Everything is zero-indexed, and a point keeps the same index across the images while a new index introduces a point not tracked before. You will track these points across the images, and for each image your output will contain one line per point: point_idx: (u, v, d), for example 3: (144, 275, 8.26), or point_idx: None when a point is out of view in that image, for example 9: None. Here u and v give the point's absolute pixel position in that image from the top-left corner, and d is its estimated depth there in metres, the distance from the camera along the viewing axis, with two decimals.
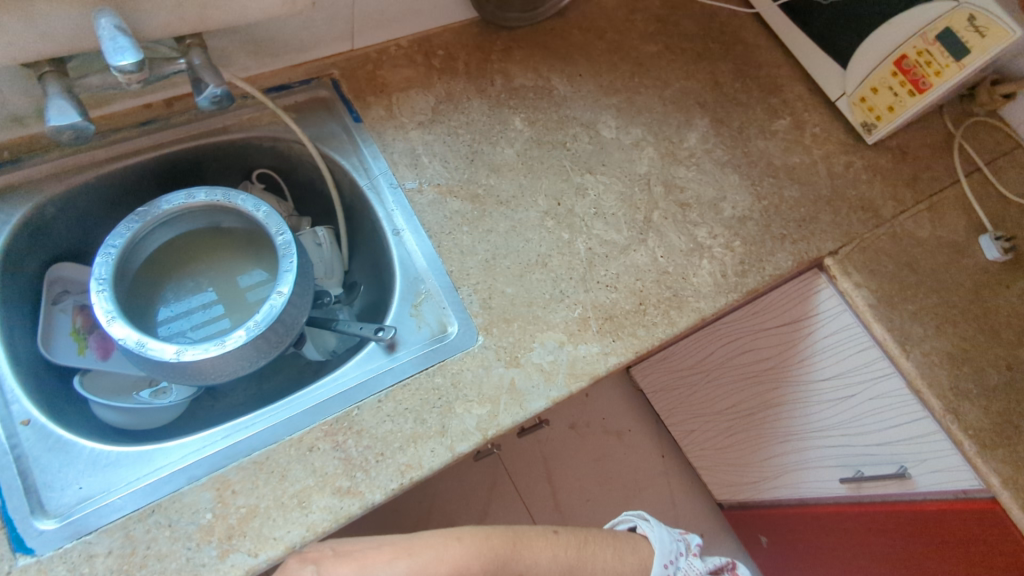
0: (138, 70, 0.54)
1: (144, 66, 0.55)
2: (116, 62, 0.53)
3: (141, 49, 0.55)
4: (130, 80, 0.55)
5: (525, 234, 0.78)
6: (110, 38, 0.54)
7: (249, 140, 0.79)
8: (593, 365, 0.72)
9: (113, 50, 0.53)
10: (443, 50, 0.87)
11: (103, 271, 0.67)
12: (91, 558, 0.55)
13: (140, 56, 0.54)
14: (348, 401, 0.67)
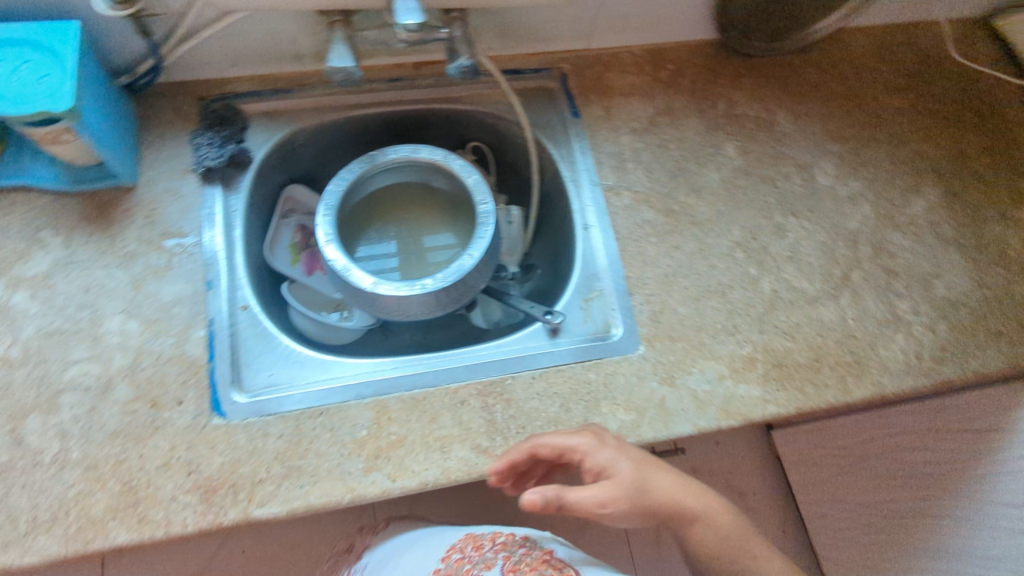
0: (417, 28, 0.61)
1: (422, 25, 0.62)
2: (404, 20, 0.60)
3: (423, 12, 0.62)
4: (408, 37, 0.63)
5: (711, 260, 0.77)
6: None
7: (475, 113, 0.84)
8: (749, 407, 0.70)
9: (403, 10, 0.61)
10: (673, 64, 0.87)
11: (330, 199, 0.75)
12: (265, 436, 0.63)
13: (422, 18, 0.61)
14: (506, 370, 0.70)
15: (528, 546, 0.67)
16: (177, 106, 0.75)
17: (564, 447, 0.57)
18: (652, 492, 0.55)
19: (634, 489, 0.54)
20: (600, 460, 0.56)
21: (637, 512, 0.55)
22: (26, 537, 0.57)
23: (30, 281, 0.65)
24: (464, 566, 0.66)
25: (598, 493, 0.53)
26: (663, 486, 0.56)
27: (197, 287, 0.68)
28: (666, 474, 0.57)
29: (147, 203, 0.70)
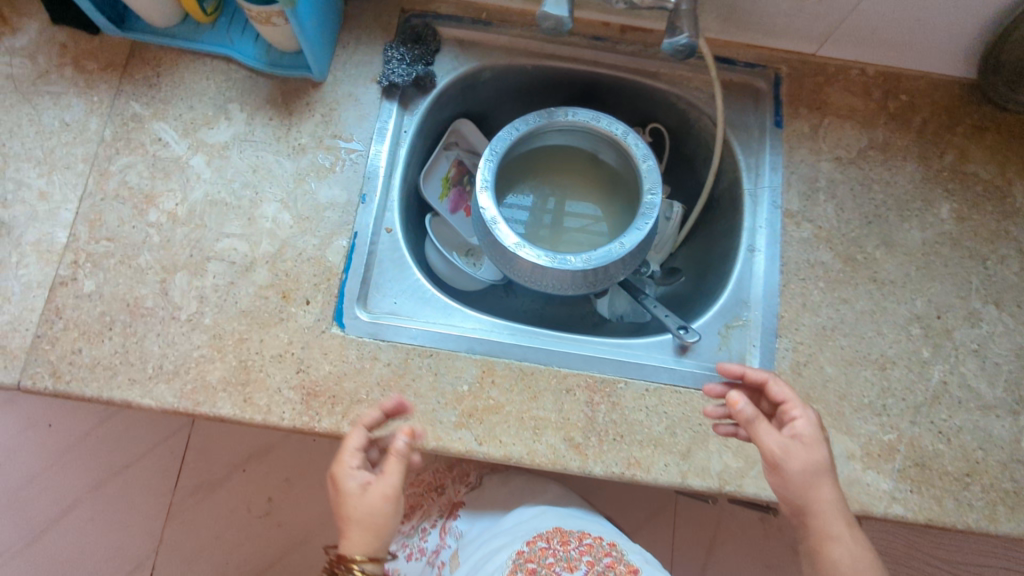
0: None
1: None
2: None
3: None
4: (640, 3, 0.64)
5: (880, 326, 0.68)
6: None
7: (669, 94, 0.76)
8: (872, 500, 0.63)
9: None
10: (907, 95, 0.75)
11: (499, 146, 0.71)
12: (374, 359, 0.64)
13: None
14: (622, 372, 0.66)
15: (610, 558, 0.69)
16: (379, 13, 0.74)
17: (788, 405, 0.58)
18: (812, 489, 0.54)
19: (808, 469, 0.54)
20: (805, 434, 0.56)
21: (790, 491, 0.54)
22: (149, 380, 0.62)
23: (209, 148, 0.68)
24: (547, 557, 0.67)
25: (776, 446, 0.55)
26: (823, 495, 0.54)
27: (351, 197, 0.68)
28: (835, 491, 0.54)
29: (328, 102, 0.70)
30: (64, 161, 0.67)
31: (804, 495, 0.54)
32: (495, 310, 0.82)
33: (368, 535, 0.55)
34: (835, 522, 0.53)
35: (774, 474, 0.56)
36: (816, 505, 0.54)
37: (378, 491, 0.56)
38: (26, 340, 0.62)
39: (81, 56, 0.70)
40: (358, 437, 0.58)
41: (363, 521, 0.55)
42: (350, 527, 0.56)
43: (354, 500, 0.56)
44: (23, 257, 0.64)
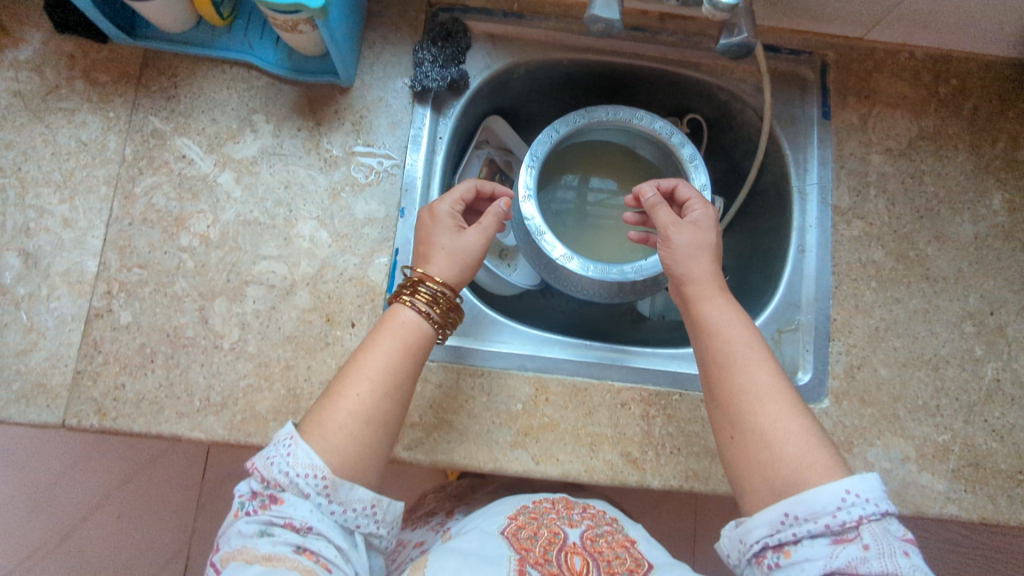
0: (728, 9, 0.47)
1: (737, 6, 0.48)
2: None
3: None
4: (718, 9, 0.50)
5: (933, 325, 0.67)
6: None
7: (712, 86, 0.73)
8: (927, 501, 0.63)
9: None
10: (957, 80, 0.72)
11: (538, 149, 0.67)
12: (425, 381, 0.62)
13: None
14: (675, 383, 0.65)
15: (608, 527, 0.66)
16: (404, 9, 0.69)
17: (689, 203, 0.58)
18: (691, 259, 0.54)
19: (687, 240, 0.55)
20: (699, 221, 0.56)
21: (673, 263, 0.55)
22: (198, 413, 0.60)
23: (238, 163, 0.65)
24: (548, 512, 0.66)
25: (668, 222, 0.55)
26: (701, 265, 0.54)
27: (390, 211, 0.65)
28: (714, 267, 0.55)
29: (357, 109, 0.67)
30: (86, 185, 0.63)
31: (684, 264, 0.54)
32: (533, 313, 0.80)
33: (451, 264, 0.58)
34: (708, 287, 0.53)
35: (662, 252, 0.56)
36: (693, 271, 0.54)
37: (471, 234, 0.59)
38: (66, 377, 0.60)
39: (91, 68, 0.65)
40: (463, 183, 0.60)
41: (450, 252, 0.58)
42: (437, 252, 0.58)
43: (446, 234, 0.59)
44: (53, 288, 0.61)
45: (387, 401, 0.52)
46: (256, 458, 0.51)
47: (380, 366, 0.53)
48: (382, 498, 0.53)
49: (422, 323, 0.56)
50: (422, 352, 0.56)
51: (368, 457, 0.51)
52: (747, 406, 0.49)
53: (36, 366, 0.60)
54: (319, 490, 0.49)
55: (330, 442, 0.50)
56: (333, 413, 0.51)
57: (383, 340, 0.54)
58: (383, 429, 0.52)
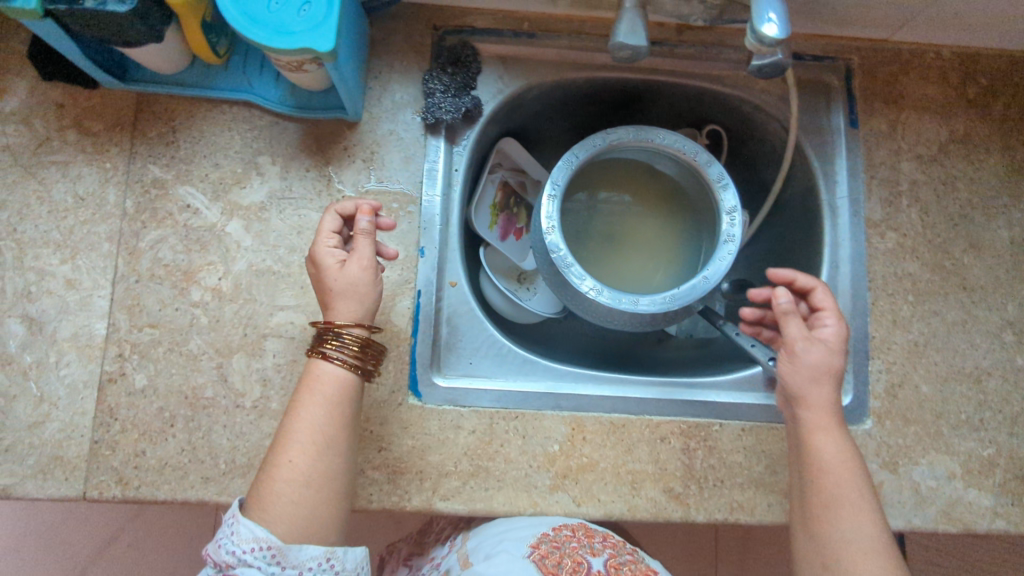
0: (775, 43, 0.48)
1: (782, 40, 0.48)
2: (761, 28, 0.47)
3: (788, 20, 0.47)
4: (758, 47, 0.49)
5: (971, 336, 0.65)
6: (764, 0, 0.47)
7: (733, 98, 0.70)
8: (975, 517, 0.62)
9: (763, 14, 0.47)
10: (985, 80, 0.69)
11: (560, 177, 0.65)
12: (458, 429, 0.60)
13: (784, 25, 0.47)
14: (714, 414, 0.63)
15: (635, 557, 0.58)
16: (410, 34, 0.66)
17: (821, 314, 0.56)
18: (816, 383, 0.53)
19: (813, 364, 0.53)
20: (828, 339, 0.55)
21: (795, 380, 0.54)
22: (223, 477, 0.57)
23: (246, 211, 0.62)
24: (570, 542, 0.56)
25: (798, 336, 0.54)
26: (823, 392, 0.53)
27: (409, 251, 0.62)
28: (836, 396, 0.53)
29: (367, 145, 0.63)
30: (87, 242, 0.60)
31: (806, 385, 0.53)
32: (555, 338, 0.78)
33: (352, 304, 0.51)
34: (826, 418, 0.53)
35: (784, 363, 0.54)
36: (812, 397, 0.53)
37: (348, 269, 0.51)
38: (83, 447, 0.57)
39: (82, 116, 0.62)
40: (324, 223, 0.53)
41: (345, 294, 0.51)
42: (334, 300, 0.52)
43: (329, 279, 0.51)
44: (61, 355, 0.58)
45: (326, 458, 0.49)
46: (207, 546, 0.48)
47: (314, 426, 0.49)
48: (341, 548, 0.49)
49: (343, 371, 0.51)
50: (352, 394, 0.51)
51: (321, 517, 0.48)
52: (844, 555, 0.49)
53: (50, 438, 0.57)
54: (268, 560, 0.46)
55: (272, 512, 0.47)
56: (272, 482, 0.47)
57: (311, 397, 0.50)
58: (329, 486, 0.49)
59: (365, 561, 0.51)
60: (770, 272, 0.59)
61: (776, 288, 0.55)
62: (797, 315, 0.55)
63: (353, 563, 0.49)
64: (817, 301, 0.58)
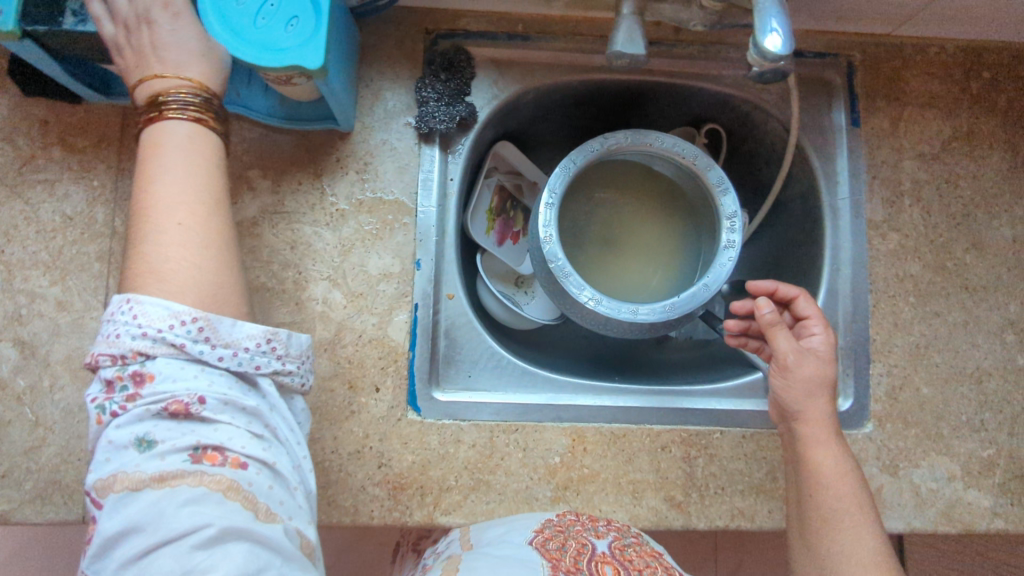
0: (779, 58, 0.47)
1: (788, 55, 0.47)
2: (762, 42, 0.47)
3: (793, 36, 0.47)
4: (759, 64, 0.49)
5: (973, 337, 0.65)
6: (765, 13, 0.47)
7: (733, 97, 0.69)
8: (974, 518, 0.62)
9: (764, 28, 0.47)
10: (990, 74, 0.68)
11: (557, 184, 0.63)
12: (458, 443, 0.60)
13: (788, 41, 0.47)
14: (715, 421, 0.63)
15: (640, 540, 0.56)
16: (401, 39, 0.64)
17: (809, 322, 0.58)
18: (811, 397, 0.54)
19: (810, 382, 0.54)
20: (818, 350, 0.56)
21: (790, 395, 0.55)
22: None
23: (237, 226, 0.60)
24: (574, 525, 0.56)
25: (790, 350, 0.54)
26: (819, 406, 0.54)
27: (406, 265, 0.62)
28: (831, 408, 0.54)
29: (360, 156, 0.62)
30: (77, 263, 0.59)
31: (803, 401, 0.54)
32: (554, 343, 0.77)
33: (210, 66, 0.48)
34: (824, 433, 0.54)
35: (778, 378, 0.55)
36: (810, 413, 0.54)
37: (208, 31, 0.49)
38: (80, 471, 0.57)
39: (67, 132, 0.60)
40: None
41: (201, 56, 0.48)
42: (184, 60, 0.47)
43: (184, 33, 0.48)
44: (55, 378, 0.58)
45: (221, 225, 0.45)
46: (97, 345, 0.40)
47: (203, 187, 0.45)
48: (281, 332, 0.46)
49: (200, 126, 0.46)
50: (223, 158, 0.48)
51: (222, 285, 0.43)
52: (843, 567, 0.50)
53: (47, 462, 0.57)
54: (195, 338, 0.41)
55: (175, 281, 0.41)
56: (158, 246, 0.42)
57: (191, 155, 0.45)
58: (227, 249, 0.45)
59: (306, 350, 0.49)
60: (750, 283, 0.61)
61: (758, 299, 0.55)
62: (784, 327, 0.56)
63: (294, 350, 0.47)
64: (801, 310, 0.59)
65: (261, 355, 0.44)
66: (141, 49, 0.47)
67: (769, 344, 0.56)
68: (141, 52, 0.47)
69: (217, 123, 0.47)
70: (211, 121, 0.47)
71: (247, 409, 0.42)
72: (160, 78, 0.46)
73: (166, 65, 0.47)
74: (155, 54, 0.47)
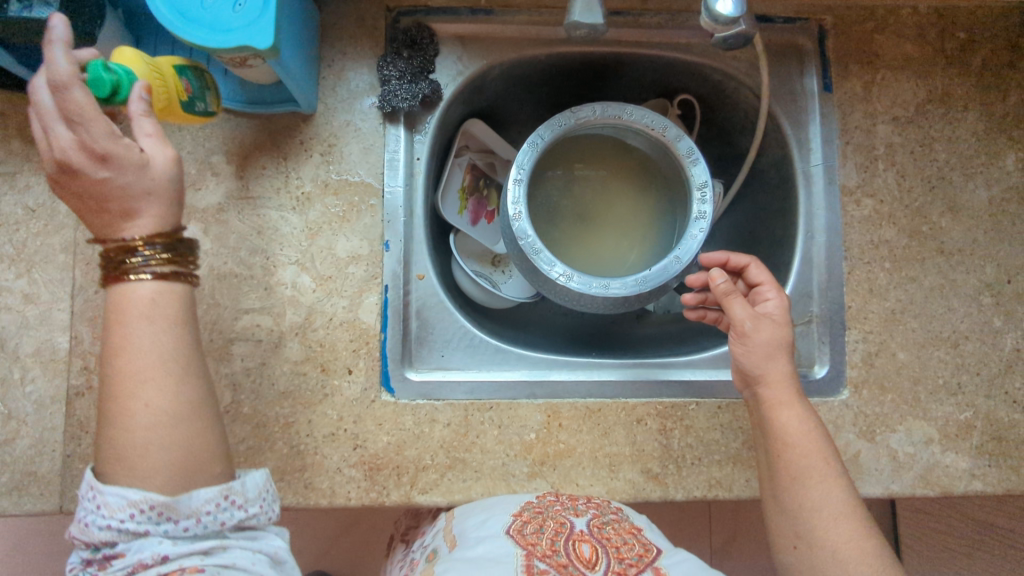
0: (732, 21, 0.49)
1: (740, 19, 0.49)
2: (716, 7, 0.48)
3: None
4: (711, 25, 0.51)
5: (949, 300, 0.65)
6: None
7: (703, 66, 0.68)
8: (952, 480, 0.62)
9: None
10: (965, 33, 0.67)
11: (525, 160, 0.63)
12: (433, 422, 0.60)
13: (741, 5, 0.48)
14: (691, 392, 0.63)
15: (619, 516, 0.56)
16: (362, 16, 0.63)
17: (763, 288, 0.58)
18: (770, 359, 0.54)
19: (769, 348, 0.54)
20: (774, 315, 0.56)
21: (751, 360, 0.55)
22: None
23: (202, 213, 0.60)
24: (553, 505, 0.55)
25: (746, 317, 0.55)
26: (779, 367, 0.54)
27: (374, 246, 0.61)
28: (790, 367, 0.55)
29: (324, 137, 0.61)
30: (42, 255, 0.59)
31: (763, 363, 0.54)
32: (531, 321, 0.77)
33: (162, 210, 0.45)
34: (787, 393, 0.54)
35: (738, 345, 0.56)
36: (771, 373, 0.54)
37: (151, 155, 0.44)
38: (55, 463, 0.57)
39: (25, 123, 0.60)
40: (76, 99, 0.40)
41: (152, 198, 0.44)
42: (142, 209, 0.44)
43: (126, 178, 0.43)
44: (25, 371, 0.57)
45: (185, 385, 0.45)
46: (73, 527, 0.44)
47: (166, 352, 0.45)
48: (236, 482, 0.46)
49: (164, 290, 0.45)
50: (191, 317, 0.47)
51: (198, 455, 0.45)
52: (816, 522, 0.50)
53: (22, 454, 0.57)
54: (157, 519, 0.43)
55: (142, 467, 0.43)
56: (130, 434, 0.43)
57: (157, 330, 0.45)
58: (195, 421, 0.45)
59: (268, 487, 0.49)
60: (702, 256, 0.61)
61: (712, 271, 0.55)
62: (739, 295, 0.56)
63: (254, 492, 0.47)
64: (753, 277, 0.59)
65: (223, 513, 0.45)
66: (87, 201, 0.43)
67: (727, 313, 0.56)
68: (82, 202, 0.43)
69: (183, 266, 0.46)
70: (182, 275, 0.46)
71: (207, 549, 0.44)
72: (108, 238, 0.44)
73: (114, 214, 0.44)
74: (97, 200, 0.43)
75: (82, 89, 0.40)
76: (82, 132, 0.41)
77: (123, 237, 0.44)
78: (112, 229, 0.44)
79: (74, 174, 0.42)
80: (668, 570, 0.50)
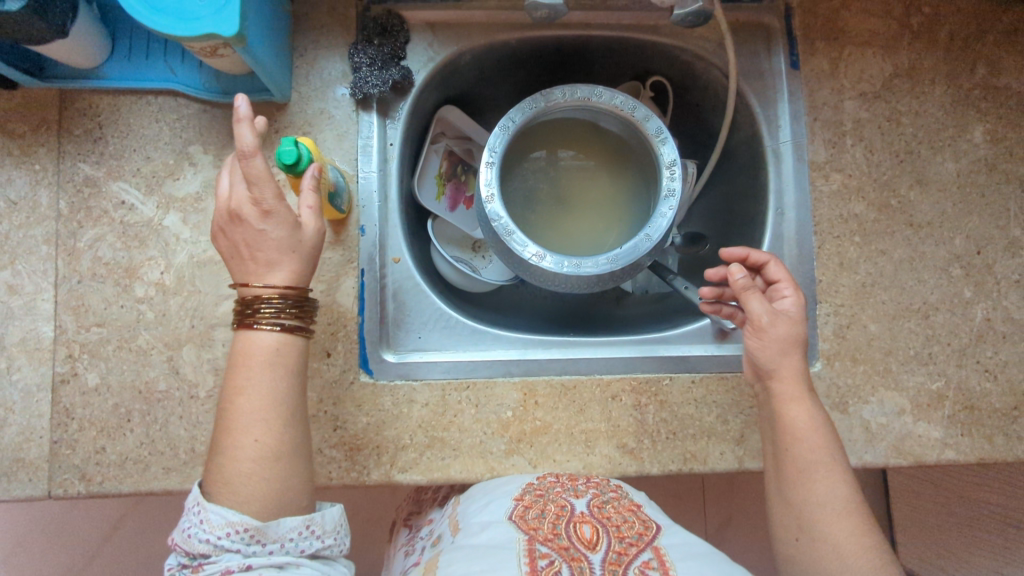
0: None
1: None
2: None
3: None
4: None
5: (919, 272, 0.66)
6: None
7: (672, 46, 0.69)
8: (925, 450, 0.63)
9: None
10: (931, 8, 0.68)
11: (496, 143, 0.64)
12: (411, 402, 0.61)
13: None
14: (666, 368, 0.65)
15: (619, 494, 0.56)
16: (333, 6, 0.64)
17: (781, 285, 0.57)
18: (784, 356, 0.54)
19: (784, 345, 0.54)
20: (791, 313, 0.56)
21: (765, 354, 0.55)
22: (185, 465, 0.58)
23: (181, 203, 0.61)
24: (554, 487, 0.55)
25: (762, 313, 0.54)
26: (793, 363, 0.54)
27: (349, 230, 0.62)
28: (804, 363, 0.55)
29: (298, 125, 0.62)
30: (25, 247, 0.60)
31: (776, 359, 0.54)
32: (511, 304, 0.78)
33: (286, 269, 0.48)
34: (798, 390, 0.54)
35: (753, 339, 0.55)
36: (784, 368, 0.54)
37: (303, 220, 0.49)
38: (43, 449, 0.58)
39: (6, 118, 0.61)
40: (256, 165, 0.45)
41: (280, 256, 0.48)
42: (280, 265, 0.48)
43: (276, 233, 0.47)
44: (11, 360, 0.59)
45: (290, 429, 0.48)
46: (175, 533, 0.47)
47: (273, 392, 0.48)
48: (317, 513, 0.50)
49: (287, 342, 0.49)
50: (302, 366, 0.50)
51: (287, 494, 0.48)
52: (818, 519, 0.51)
53: (11, 441, 0.58)
54: (248, 541, 0.46)
55: (243, 493, 0.46)
56: (237, 463, 0.46)
57: (273, 371, 0.48)
58: (296, 457, 0.48)
59: (341, 521, 0.52)
60: (723, 250, 0.59)
61: (731, 265, 0.54)
62: (758, 291, 0.55)
63: (331, 524, 0.51)
64: (772, 274, 0.59)
65: (305, 542, 0.48)
66: (239, 249, 0.48)
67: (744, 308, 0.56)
68: (236, 246, 0.48)
69: (306, 323, 0.50)
70: (302, 330, 0.50)
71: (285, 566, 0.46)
72: (251, 283, 0.48)
73: (260, 264, 0.48)
74: (248, 249, 0.48)
75: (263, 157, 0.45)
76: (254, 192, 0.46)
77: (264, 283, 0.48)
78: (251, 277, 0.48)
79: (238, 222, 0.47)
80: (667, 550, 0.49)
